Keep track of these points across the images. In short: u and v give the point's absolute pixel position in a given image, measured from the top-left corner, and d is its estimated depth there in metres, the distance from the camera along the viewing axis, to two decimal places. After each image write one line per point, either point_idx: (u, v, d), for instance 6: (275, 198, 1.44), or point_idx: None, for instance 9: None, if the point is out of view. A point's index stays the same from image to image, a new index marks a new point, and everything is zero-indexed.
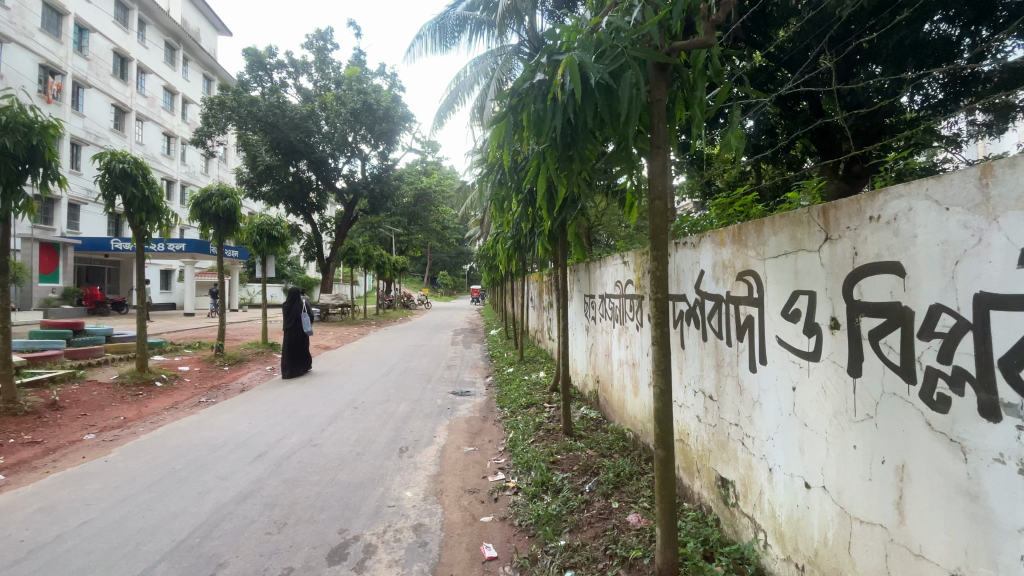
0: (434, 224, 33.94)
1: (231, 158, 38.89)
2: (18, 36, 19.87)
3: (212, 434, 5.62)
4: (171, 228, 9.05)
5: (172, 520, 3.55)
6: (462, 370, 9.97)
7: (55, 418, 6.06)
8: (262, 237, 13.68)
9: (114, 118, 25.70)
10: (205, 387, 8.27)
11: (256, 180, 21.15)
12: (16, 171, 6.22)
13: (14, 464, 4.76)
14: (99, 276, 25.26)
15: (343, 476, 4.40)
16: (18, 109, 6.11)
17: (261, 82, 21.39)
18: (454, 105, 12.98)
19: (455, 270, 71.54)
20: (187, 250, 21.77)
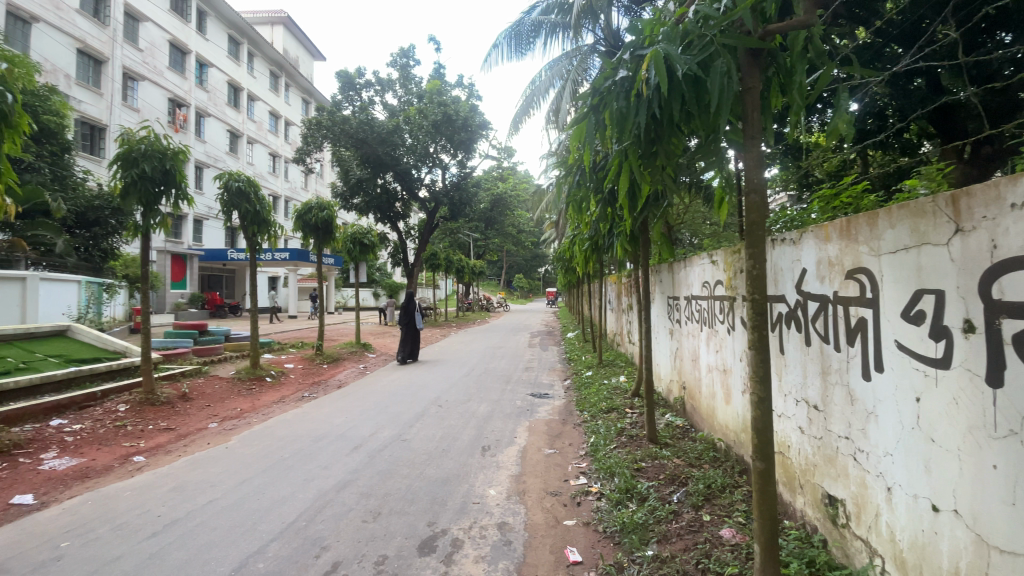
0: (510, 228, 34.53)
1: (327, 173, 42.22)
2: (150, 74, 22.96)
3: (314, 426, 6.11)
4: (278, 238, 9.98)
5: (282, 504, 3.90)
6: (540, 373, 10.01)
7: (186, 407, 6.92)
8: (355, 245, 14.71)
9: (229, 142, 28.98)
10: (307, 383, 9.03)
11: (349, 193, 22.82)
12: (153, 192, 7.19)
13: (154, 447, 5.50)
14: (217, 283, 28.40)
15: (430, 471, 4.59)
16: (155, 138, 7.08)
17: (352, 101, 22.94)
18: (530, 109, 13.09)
19: (530, 273, 72.09)
20: (290, 259, 23.95)
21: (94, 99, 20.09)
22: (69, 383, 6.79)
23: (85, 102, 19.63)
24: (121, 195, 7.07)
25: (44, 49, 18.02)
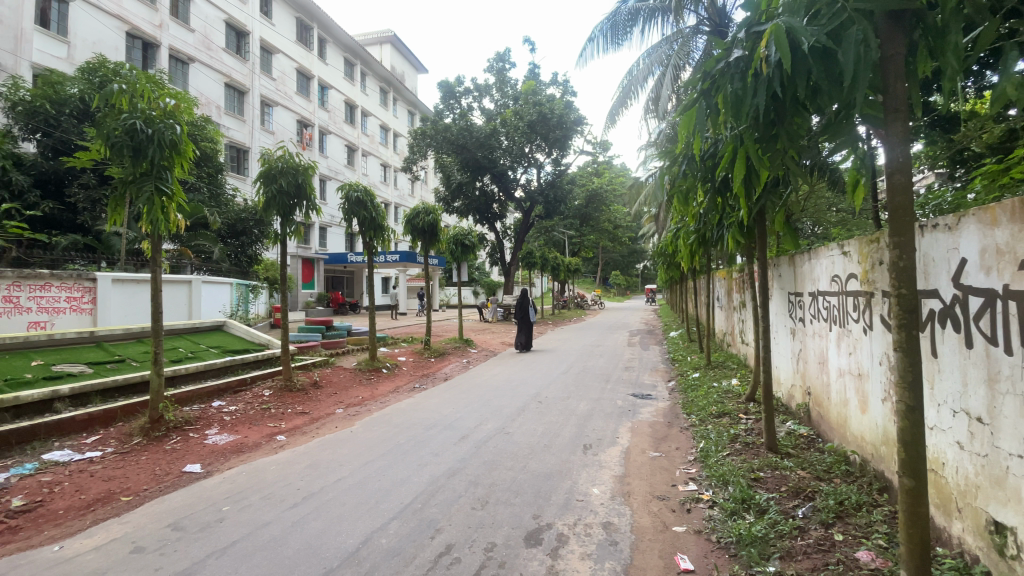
0: (606, 224, 33.91)
1: (430, 179, 44.66)
2: (282, 100, 26.03)
3: (424, 416, 6.53)
4: (391, 242, 10.77)
5: (400, 486, 4.23)
6: (642, 373, 9.72)
7: (317, 394, 7.78)
8: (457, 246, 15.43)
9: (346, 156, 31.93)
10: (417, 375, 9.67)
11: (451, 197, 23.92)
12: (289, 204, 8.16)
13: (292, 428, 6.27)
14: (339, 283, 31.34)
15: (534, 465, 4.67)
16: (290, 156, 8.04)
17: (452, 109, 24.04)
18: (628, 100, 12.71)
19: (627, 269, 70.04)
20: (400, 261, 25.78)
21: (239, 125, 23.22)
22: (226, 370, 7.99)
23: (232, 129, 22.80)
24: (263, 208, 8.11)
25: (200, 85, 21.16)
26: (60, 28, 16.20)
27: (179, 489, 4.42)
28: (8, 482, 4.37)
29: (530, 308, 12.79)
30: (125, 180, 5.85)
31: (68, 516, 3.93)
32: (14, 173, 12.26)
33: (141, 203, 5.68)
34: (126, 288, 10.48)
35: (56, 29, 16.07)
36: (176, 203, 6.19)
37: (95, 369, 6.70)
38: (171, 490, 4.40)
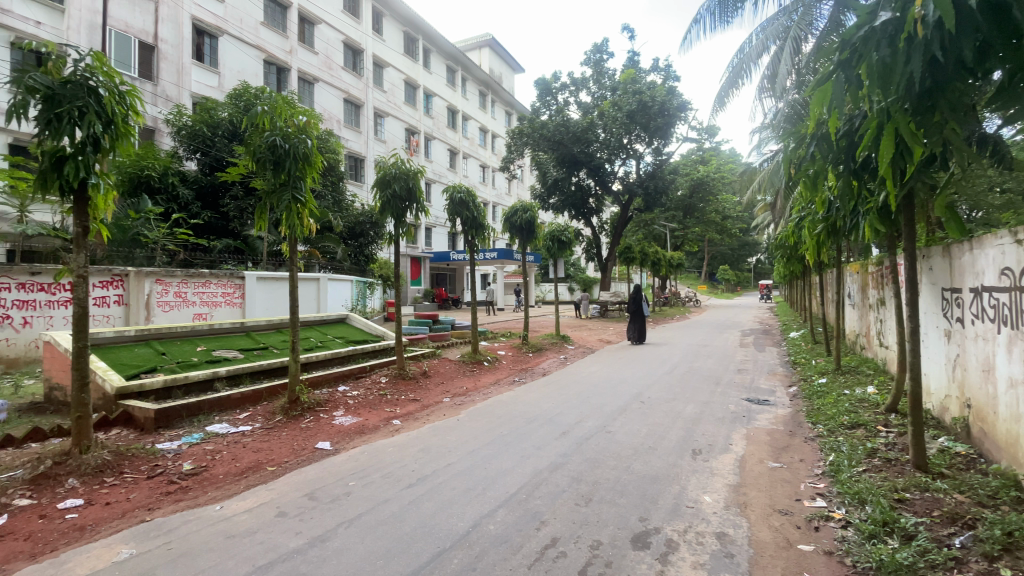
0: (713, 215, 31.75)
1: (526, 176, 45.22)
2: (392, 110, 28.00)
3: (526, 409, 6.66)
4: (492, 240, 11.09)
5: (505, 475, 4.37)
6: (757, 376, 8.98)
7: (426, 383, 8.30)
8: (554, 242, 15.45)
9: (448, 159, 33.47)
10: (518, 369, 9.90)
11: (547, 193, 24.02)
12: (402, 207, 8.76)
13: (405, 414, 6.77)
14: (442, 279, 32.95)
15: (639, 467, 4.55)
16: (401, 162, 8.65)
17: (549, 106, 24.07)
18: (738, 81, 11.77)
19: (737, 264, 64.92)
20: (498, 258, 26.47)
21: (355, 136, 25.40)
22: (349, 358, 8.83)
23: (350, 140, 25.01)
24: (379, 211, 8.80)
25: (323, 101, 23.53)
26: (213, 61, 18.90)
27: (312, 463, 4.97)
28: (181, 448, 5.23)
29: (643, 302, 13.75)
30: (267, 191, 6.66)
31: (227, 480, 4.61)
32: (182, 188, 14.60)
33: (281, 210, 6.45)
34: (268, 285, 12.02)
35: (210, 62, 18.78)
36: (309, 209, 6.93)
37: (244, 355, 7.77)
38: (305, 464, 4.97)
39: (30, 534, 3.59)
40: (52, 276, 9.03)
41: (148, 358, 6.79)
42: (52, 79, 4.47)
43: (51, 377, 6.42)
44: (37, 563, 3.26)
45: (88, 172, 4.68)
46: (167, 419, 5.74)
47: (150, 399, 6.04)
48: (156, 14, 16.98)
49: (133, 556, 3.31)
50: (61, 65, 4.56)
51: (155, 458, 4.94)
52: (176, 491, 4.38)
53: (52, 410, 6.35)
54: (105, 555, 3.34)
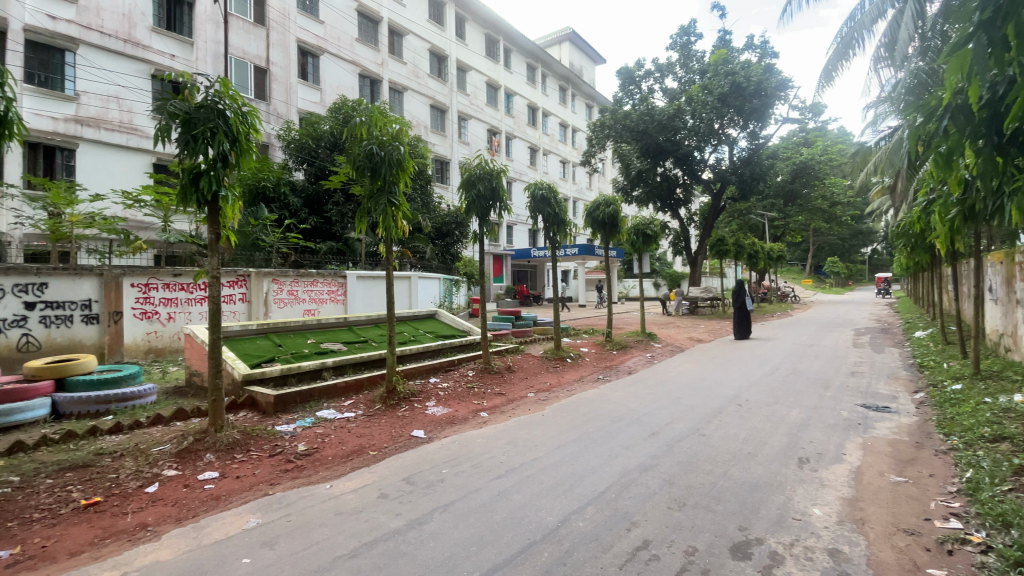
0: (819, 202, 28.87)
1: (608, 170, 44.22)
2: (474, 112, 28.77)
3: (612, 408, 6.55)
4: (574, 236, 11.01)
5: (593, 473, 4.34)
6: (874, 380, 8.03)
7: (511, 377, 8.47)
8: (639, 236, 14.94)
9: (529, 156, 33.73)
10: (602, 366, 9.76)
11: (631, 185, 23.34)
12: (486, 206, 8.97)
13: (493, 407, 6.96)
14: (524, 277, 33.25)
15: (737, 473, 4.29)
16: (486, 162, 8.86)
17: (632, 96, 23.34)
18: (849, 52, 10.59)
19: (849, 255, 58.41)
20: (580, 254, 26.20)
21: (441, 140, 26.44)
22: (438, 352, 9.25)
23: (436, 144, 26.08)
24: (465, 211, 9.10)
25: (412, 109, 24.78)
26: (316, 78, 20.62)
27: (408, 450, 5.29)
28: (296, 431, 5.81)
29: (748, 299, 13.60)
30: (366, 196, 7.17)
31: (335, 462, 5.05)
32: (292, 196, 16.12)
33: (379, 214, 6.94)
34: (366, 283, 12.93)
35: (313, 80, 20.53)
36: (402, 212, 7.33)
37: (347, 347, 8.44)
38: (402, 450, 5.30)
39: (177, 501, 4.20)
40: (190, 277, 10.43)
41: (267, 349, 7.61)
42: (189, 105, 5.15)
43: (191, 365, 7.42)
44: (183, 526, 3.79)
45: (218, 185, 5.32)
46: (284, 404, 6.42)
47: (270, 385, 6.79)
48: (267, 40, 18.87)
49: (259, 524, 3.75)
50: (193, 92, 5.22)
51: (275, 438, 5.53)
52: (292, 469, 4.87)
53: (192, 393, 7.35)
54: (237, 522, 3.81)
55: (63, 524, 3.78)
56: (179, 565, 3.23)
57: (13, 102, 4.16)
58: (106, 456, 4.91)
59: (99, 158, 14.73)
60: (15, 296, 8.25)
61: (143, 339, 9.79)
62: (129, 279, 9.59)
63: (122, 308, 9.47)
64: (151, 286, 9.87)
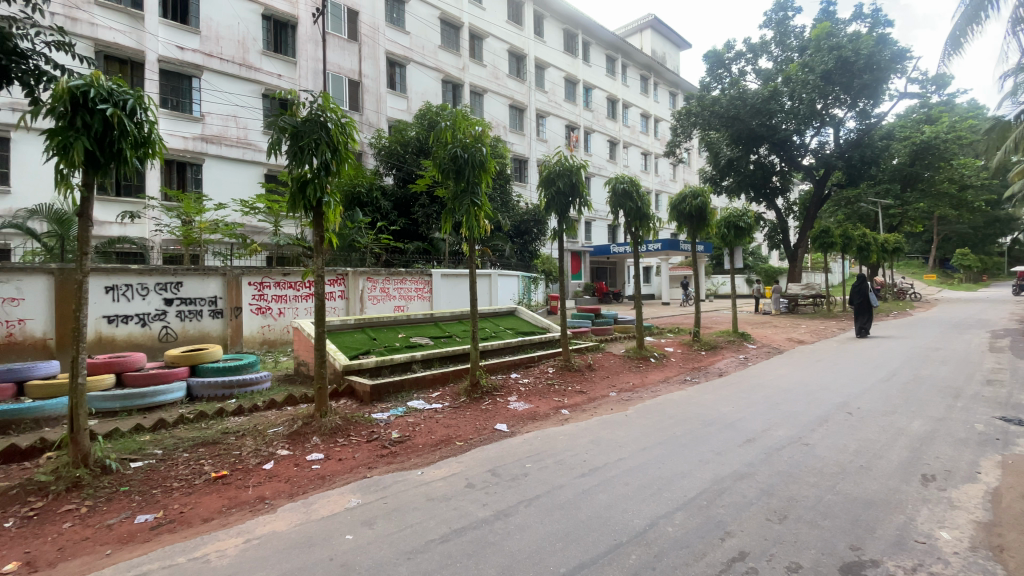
0: (945, 185, 25.32)
1: (694, 160, 42.07)
2: (553, 108, 28.73)
3: (701, 411, 6.25)
4: (658, 231, 10.64)
5: (682, 478, 4.17)
6: (1020, 391, 6.90)
7: (592, 375, 8.38)
8: (730, 229, 14.02)
9: (608, 150, 33.04)
10: (688, 367, 9.33)
11: (720, 175, 22.06)
12: (566, 202, 8.93)
13: (574, 404, 6.93)
14: (604, 273, 32.70)
15: (847, 487, 3.91)
16: (565, 158, 8.80)
17: (721, 80, 22.02)
18: (983, 13, 9.18)
19: (985, 245, 50.64)
20: (663, 249, 25.22)
21: (520, 139, 26.73)
22: (519, 348, 9.38)
23: (515, 143, 26.42)
24: (544, 208, 9.13)
25: (492, 110, 25.33)
26: (403, 87, 21.71)
27: (493, 443, 5.43)
28: (389, 419, 6.20)
29: (870, 292, 12.92)
30: (451, 196, 7.43)
31: (425, 450, 5.32)
32: (383, 200, 17.19)
33: (463, 214, 7.18)
34: (450, 280, 13.43)
35: (400, 89, 21.64)
36: (484, 211, 7.52)
37: (434, 341, 8.85)
38: (487, 443, 5.45)
39: (288, 478, 4.65)
40: (297, 276, 11.46)
41: (363, 342, 8.18)
42: (296, 119, 5.67)
43: (299, 355, 8.19)
44: (294, 501, 4.20)
45: (322, 192, 5.81)
46: (379, 393, 6.88)
47: (366, 375, 7.31)
48: (359, 54, 20.14)
49: (359, 504, 4.05)
50: (299, 107, 5.74)
51: (371, 425, 5.95)
52: (387, 454, 5.21)
53: (300, 380, 8.12)
54: (340, 501, 4.15)
55: (199, 493, 4.35)
56: (291, 536, 3.58)
57: (155, 124, 4.81)
58: (230, 435, 5.55)
59: (221, 171, 16.64)
60: (158, 294, 9.58)
61: (258, 332, 10.94)
62: (246, 278, 10.74)
63: (241, 304, 10.64)
64: (265, 285, 10.99)
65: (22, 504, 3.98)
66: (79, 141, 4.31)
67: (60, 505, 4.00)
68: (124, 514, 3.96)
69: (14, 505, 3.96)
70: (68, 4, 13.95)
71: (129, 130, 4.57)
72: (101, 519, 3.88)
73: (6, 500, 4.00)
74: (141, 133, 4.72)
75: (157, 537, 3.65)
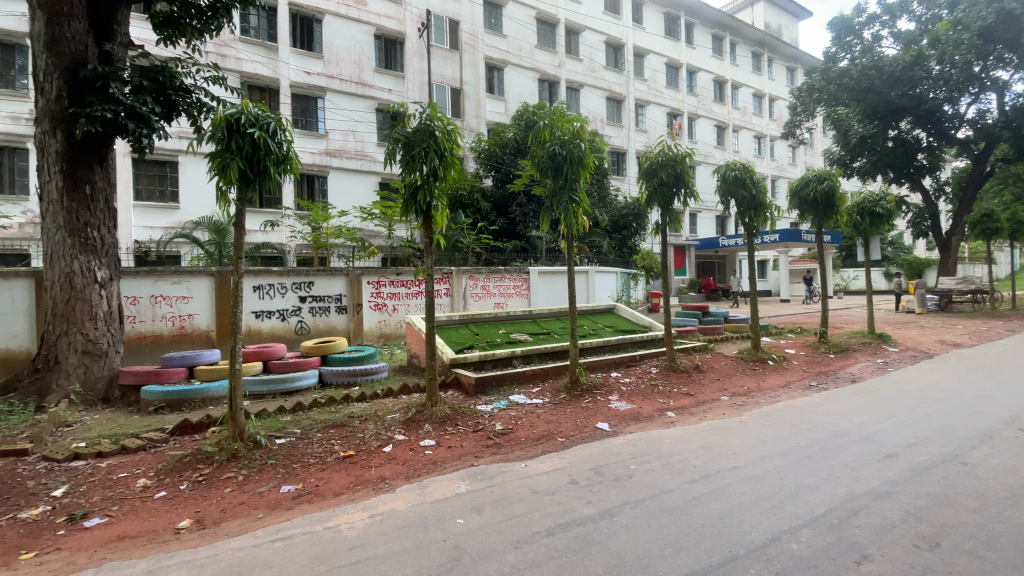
0: None
1: (817, 140, 37.85)
2: (653, 97, 27.62)
3: (829, 420, 5.64)
4: (775, 220, 9.80)
5: (808, 492, 3.81)
6: None
7: (700, 377, 7.93)
8: (864, 216, 12.40)
9: (716, 136, 30.88)
10: (813, 372, 8.44)
11: (850, 156, 19.61)
12: (670, 194, 8.56)
13: (680, 407, 6.63)
14: (711, 269, 30.79)
15: (1022, 517, 3.30)
16: (669, 148, 8.40)
17: (850, 49, 19.55)
18: None
19: None
20: (780, 240, 23.05)
21: (618, 131, 26.09)
22: (620, 347, 9.16)
23: (612, 136, 25.82)
24: (646, 201, 8.81)
25: (589, 104, 25.01)
26: (501, 90, 22.27)
27: (596, 441, 5.40)
28: (493, 411, 6.43)
29: None
30: (549, 194, 7.47)
31: (528, 443, 5.44)
32: (483, 202, 17.87)
33: (561, 211, 7.17)
34: (548, 278, 13.59)
35: (498, 92, 22.20)
36: (583, 208, 7.43)
37: (533, 338, 9.00)
38: (590, 441, 5.44)
39: (405, 461, 5.04)
40: (409, 275, 12.32)
41: (467, 337, 8.58)
42: (407, 130, 6.09)
43: (411, 349, 8.82)
44: (410, 483, 4.55)
45: (430, 197, 6.20)
46: (483, 386, 7.17)
47: (471, 368, 7.65)
48: (460, 62, 21.01)
49: (468, 491, 4.26)
50: (409, 118, 6.14)
51: (476, 416, 6.21)
52: (492, 445, 5.42)
53: (412, 372, 8.75)
54: (451, 486, 4.40)
55: (330, 469, 4.89)
56: (408, 515, 3.88)
57: (291, 143, 5.46)
58: (355, 419, 6.16)
59: (342, 181, 18.39)
60: (294, 292, 10.88)
61: (376, 326, 11.96)
62: (365, 278, 11.78)
63: (362, 301, 11.72)
64: (381, 283, 11.97)
65: (194, 470, 4.77)
66: (234, 162, 5.04)
67: (222, 472, 4.73)
68: (271, 484, 4.58)
69: (189, 471, 4.76)
70: (220, 44, 16.19)
71: (271, 149, 5.26)
72: (254, 487, 4.52)
73: (184, 465, 4.82)
74: (281, 151, 5.41)
75: (297, 506, 4.17)
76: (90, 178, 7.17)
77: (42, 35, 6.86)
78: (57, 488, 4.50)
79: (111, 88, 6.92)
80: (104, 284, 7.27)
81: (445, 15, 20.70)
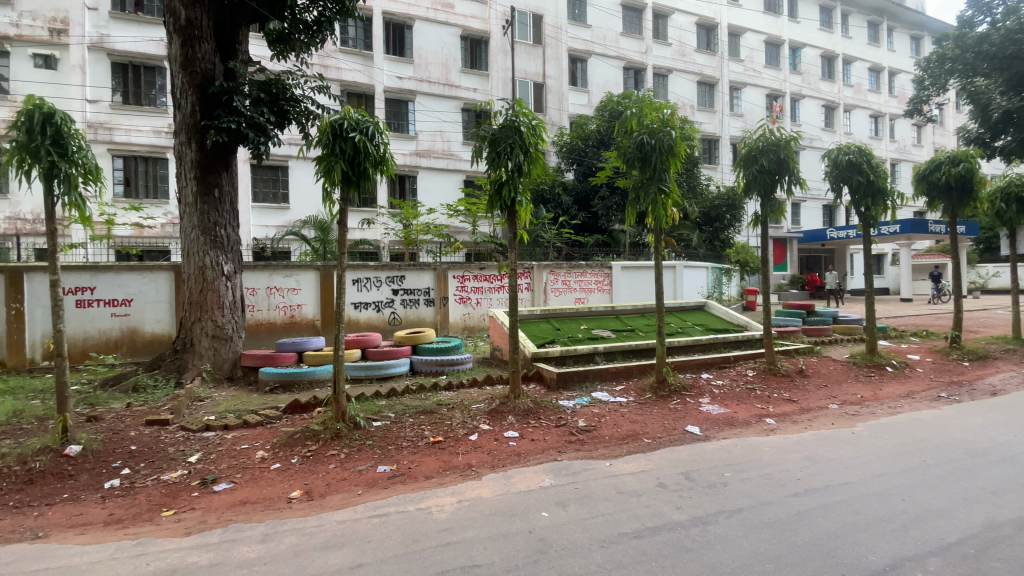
0: None
1: (949, 117, 33.02)
2: (750, 78, 25.68)
3: (964, 437, 4.93)
4: (898, 208, 8.72)
5: (937, 516, 3.37)
6: None
7: (803, 382, 7.27)
8: (1011, 203, 10.53)
9: (824, 117, 28.04)
10: (943, 382, 7.41)
11: (990, 135, 16.47)
12: (771, 181, 7.92)
13: (781, 414, 6.14)
14: (816, 263, 28.12)
15: None
16: (770, 132, 7.77)
17: (991, 11, 16.75)
18: None
19: None
20: (902, 231, 20.47)
21: (710, 117, 24.64)
22: (711, 346, 8.66)
23: (703, 122, 24.42)
24: (743, 191, 8.22)
25: (678, 90, 23.86)
26: (585, 81, 21.91)
27: (685, 445, 5.16)
28: (575, 407, 6.39)
29: None
30: (635, 186, 7.25)
31: (614, 442, 5.33)
32: (565, 196, 17.81)
33: (648, 203, 6.92)
34: (632, 272, 13.23)
35: (582, 84, 21.86)
36: (672, 199, 7.11)
37: (616, 335, 8.79)
38: (678, 444, 5.21)
39: (490, 451, 5.18)
40: (492, 270, 12.59)
41: (549, 332, 8.60)
42: (493, 127, 6.20)
43: (495, 341, 9.03)
44: (495, 472, 4.67)
45: (515, 192, 6.25)
46: (564, 381, 7.14)
47: (552, 363, 7.66)
48: (544, 56, 20.97)
49: (552, 485, 4.28)
50: (495, 115, 6.25)
51: (559, 411, 6.20)
52: (576, 441, 5.39)
53: (495, 364, 8.95)
54: (535, 479, 4.45)
55: (420, 453, 5.15)
56: (493, 503, 3.99)
57: (387, 145, 5.79)
58: (443, 407, 6.43)
59: (430, 180, 19.18)
60: (388, 285, 11.56)
61: (461, 319, 12.39)
62: (451, 272, 12.23)
63: (448, 294, 12.19)
64: (466, 277, 12.36)
65: (303, 446, 5.25)
66: (337, 164, 5.44)
67: (326, 449, 5.16)
68: (369, 463, 4.92)
69: (299, 446, 5.25)
70: (323, 56, 17.52)
71: (370, 152, 5.65)
72: (354, 465, 4.89)
73: (294, 441, 5.32)
74: (378, 153, 5.77)
75: (392, 486, 4.45)
76: (219, 182, 8.12)
77: (178, 57, 7.81)
78: (192, 455, 5.19)
79: (235, 102, 7.78)
80: (230, 277, 8.21)
81: (529, 10, 20.76)
